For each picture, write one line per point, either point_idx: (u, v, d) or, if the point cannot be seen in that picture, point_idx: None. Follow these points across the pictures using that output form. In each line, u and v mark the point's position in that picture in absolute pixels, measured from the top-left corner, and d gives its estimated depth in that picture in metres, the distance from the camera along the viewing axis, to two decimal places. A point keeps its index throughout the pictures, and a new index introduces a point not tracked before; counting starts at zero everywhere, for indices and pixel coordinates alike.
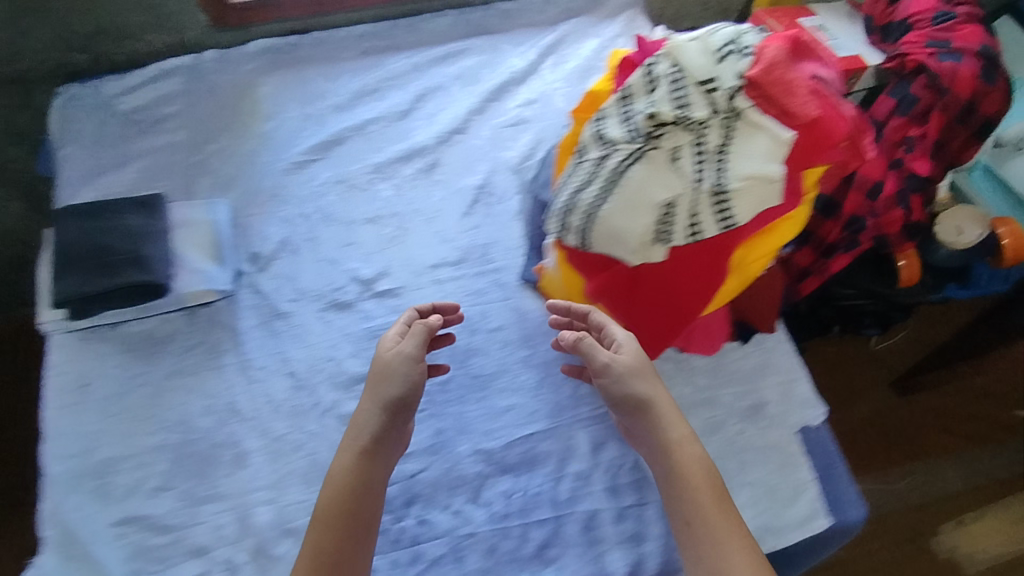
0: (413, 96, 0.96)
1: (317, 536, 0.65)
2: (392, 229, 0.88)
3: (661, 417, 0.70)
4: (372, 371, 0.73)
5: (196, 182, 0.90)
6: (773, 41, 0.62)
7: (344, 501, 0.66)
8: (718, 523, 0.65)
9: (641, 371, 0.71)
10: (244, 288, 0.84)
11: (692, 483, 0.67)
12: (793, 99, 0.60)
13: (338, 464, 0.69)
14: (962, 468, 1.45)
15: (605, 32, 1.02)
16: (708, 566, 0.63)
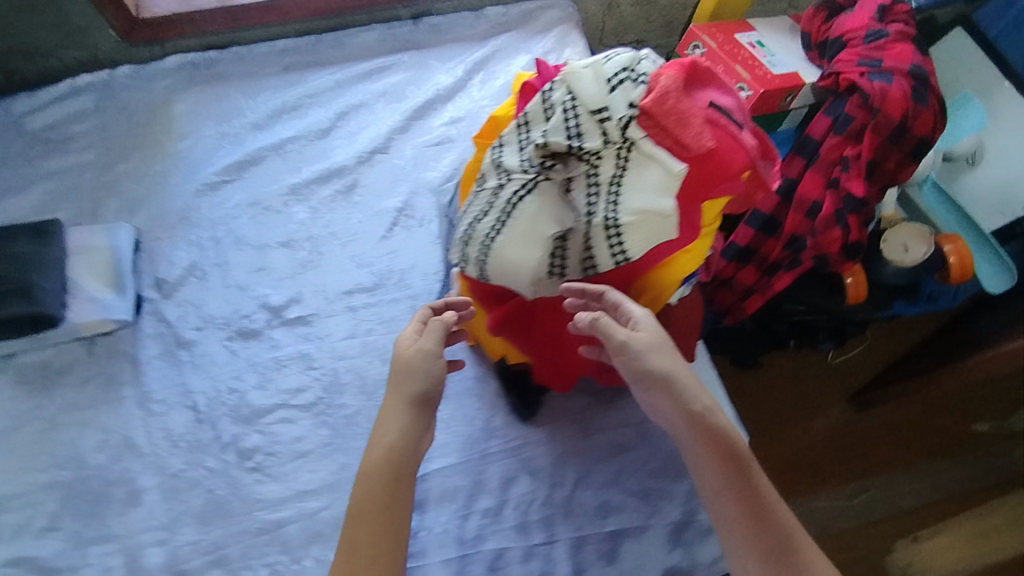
0: (334, 114, 0.93)
1: (354, 551, 0.56)
2: (305, 253, 0.85)
3: (687, 390, 0.61)
4: (393, 369, 0.63)
5: (103, 205, 0.86)
6: (669, 68, 0.60)
7: (377, 513, 0.58)
8: (755, 496, 0.59)
9: (663, 341, 0.62)
10: (146, 316, 0.81)
11: (724, 460, 0.60)
12: (687, 129, 0.58)
13: (362, 473, 0.60)
14: (919, 484, 1.39)
15: (536, 48, 0.99)
16: (763, 533, 0.58)
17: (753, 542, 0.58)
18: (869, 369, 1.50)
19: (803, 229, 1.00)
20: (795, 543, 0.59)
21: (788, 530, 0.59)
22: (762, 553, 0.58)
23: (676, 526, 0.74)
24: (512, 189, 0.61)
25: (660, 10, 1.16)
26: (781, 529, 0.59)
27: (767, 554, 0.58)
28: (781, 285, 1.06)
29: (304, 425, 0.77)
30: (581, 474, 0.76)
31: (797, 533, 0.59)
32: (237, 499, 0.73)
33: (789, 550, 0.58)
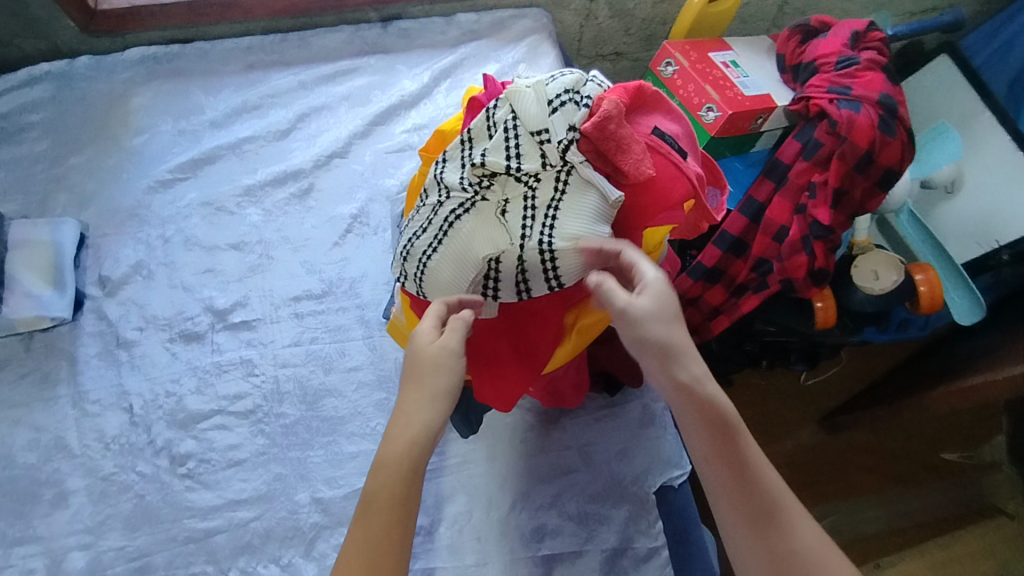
0: (295, 115, 0.92)
1: (363, 556, 0.50)
2: (255, 256, 0.84)
3: (675, 356, 0.54)
4: (413, 361, 0.56)
5: (52, 197, 0.85)
6: (612, 91, 0.59)
7: (391, 517, 0.51)
8: (743, 470, 0.53)
9: (667, 306, 0.55)
10: (88, 314, 0.80)
11: (710, 433, 0.53)
12: (627, 156, 0.56)
13: (378, 469, 0.53)
14: (883, 509, 1.36)
15: (506, 57, 0.98)
16: (743, 495, 0.52)
17: (737, 515, 0.52)
18: (842, 393, 1.47)
19: (769, 252, 0.99)
20: (788, 517, 0.52)
21: (779, 503, 0.52)
22: (746, 528, 0.52)
23: (615, 555, 0.72)
24: (451, 207, 0.60)
25: (638, 24, 1.15)
26: (771, 504, 0.52)
27: (750, 518, 0.52)
28: (748, 307, 1.05)
29: (241, 433, 0.75)
30: (519, 496, 0.75)
31: (789, 505, 0.52)
32: (167, 506, 0.71)
33: (773, 512, 0.52)
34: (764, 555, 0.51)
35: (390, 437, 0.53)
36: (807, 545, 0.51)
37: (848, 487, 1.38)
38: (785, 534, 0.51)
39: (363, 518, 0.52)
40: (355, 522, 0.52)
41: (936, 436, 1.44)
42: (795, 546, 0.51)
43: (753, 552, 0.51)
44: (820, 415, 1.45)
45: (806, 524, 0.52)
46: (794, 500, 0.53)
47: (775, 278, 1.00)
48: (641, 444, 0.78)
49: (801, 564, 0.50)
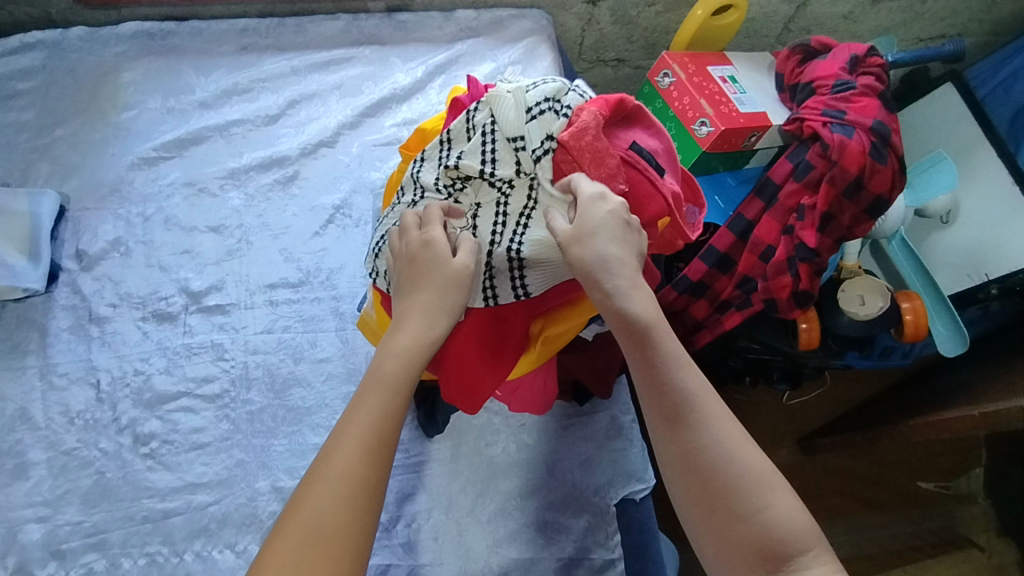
0: (285, 101, 0.93)
1: (368, 423, 0.50)
2: (233, 240, 0.84)
3: (601, 269, 0.51)
4: (430, 270, 0.54)
5: (35, 167, 0.86)
6: (593, 101, 0.57)
7: (397, 397, 0.51)
8: (659, 376, 0.52)
9: (595, 221, 0.52)
10: (62, 286, 0.80)
11: (626, 339, 0.52)
12: (600, 169, 0.56)
13: (387, 353, 0.52)
14: (855, 533, 1.36)
15: (502, 57, 0.99)
16: (657, 400, 0.52)
17: (651, 417, 0.53)
18: (823, 415, 1.47)
19: (754, 271, 0.99)
20: (702, 418, 0.52)
21: (692, 407, 0.52)
22: (659, 430, 0.52)
23: (571, 564, 0.72)
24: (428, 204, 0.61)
25: (640, 31, 1.15)
26: (685, 411, 0.52)
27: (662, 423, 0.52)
28: (730, 324, 1.05)
29: (206, 416, 0.75)
30: (480, 498, 0.74)
31: (705, 408, 0.52)
32: (126, 485, 0.71)
33: (686, 416, 0.52)
34: (675, 460, 0.52)
35: (399, 326, 0.53)
36: (720, 447, 0.51)
37: (822, 510, 1.37)
38: (696, 437, 0.51)
39: (368, 394, 0.51)
40: (357, 396, 0.52)
41: (912, 464, 1.44)
42: (705, 448, 0.51)
43: (665, 456, 0.52)
44: (800, 436, 1.44)
45: (721, 425, 0.52)
46: (712, 403, 0.53)
47: (758, 296, 1.00)
48: (604, 455, 0.78)
49: (712, 468, 0.51)
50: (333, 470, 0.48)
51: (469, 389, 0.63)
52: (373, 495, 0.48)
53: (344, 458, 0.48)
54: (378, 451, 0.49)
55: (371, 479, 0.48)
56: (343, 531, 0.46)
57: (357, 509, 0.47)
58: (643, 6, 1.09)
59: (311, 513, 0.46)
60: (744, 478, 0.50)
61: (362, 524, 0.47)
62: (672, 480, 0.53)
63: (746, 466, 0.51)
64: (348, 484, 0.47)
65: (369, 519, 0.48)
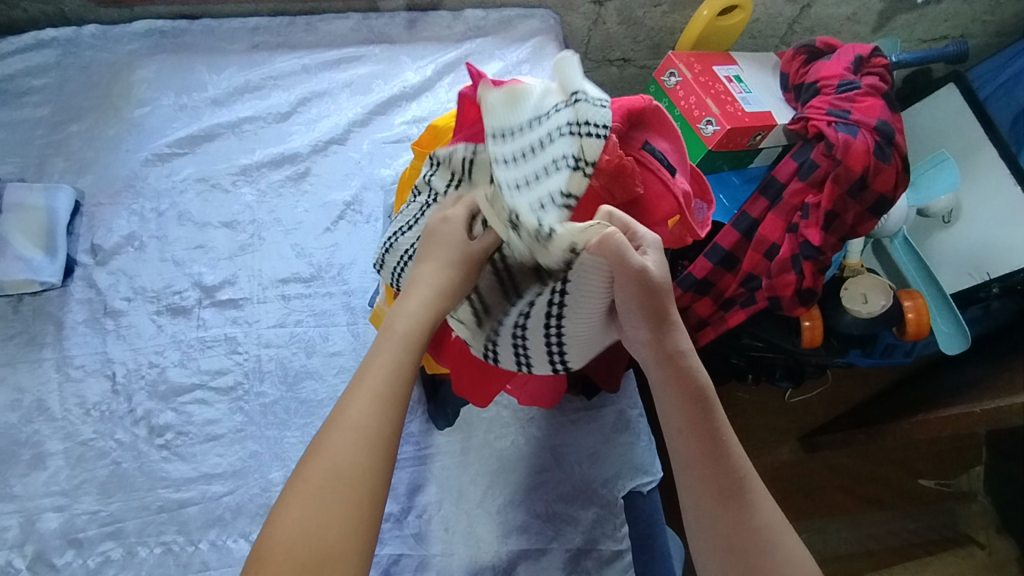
0: (296, 99, 0.94)
1: (382, 377, 0.50)
2: (246, 236, 0.86)
3: (672, 330, 0.54)
4: (445, 241, 0.55)
5: (49, 163, 0.87)
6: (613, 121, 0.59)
7: (410, 351, 0.52)
8: (718, 449, 0.55)
9: (666, 279, 0.53)
10: (77, 281, 0.81)
11: (688, 403, 0.55)
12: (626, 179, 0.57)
13: (400, 313, 0.53)
14: (855, 530, 1.38)
15: (510, 56, 1.00)
16: (711, 474, 0.55)
17: (708, 488, 0.55)
18: (825, 413, 1.48)
19: (759, 269, 1.00)
20: (751, 495, 0.55)
21: (745, 482, 0.55)
22: (714, 502, 0.55)
23: (579, 554, 0.73)
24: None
25: (646, 32, 1.16)
26: (734, 478, 0.55)
27: (716, 493, 0.55)
28: (734, 322, 1.06)
29: (219, 409, 0.76)
30: (489, 491, 0.76)
31: (751, 478, 0.56)
32: (142, 475, 0.72)
33: (736, 491, 0.55)
34: (723, 525, 0.55)
35: (411, 290, 0.54)
36: (767, 520, 0.55)
37: (823, 506, 1.39)
38: (746, 510, 0.55)
39: (380, 350, 0.52)
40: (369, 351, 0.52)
41: (914, 463, 1.45)
42: (755, 522, 0.54)
43: (718, 525, 0.55)
44: (802, 433, 1.46)
45: (763, 496, 0.56)
46: (755, 474, 0.57)
47: (762, 294, 1.02)
48: (612, 448, 0.79)
49: (757, 536, 0.54)
50: (347, 420, 0.49)
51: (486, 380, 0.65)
52: (386, 445, 0.49)
53: (359, 410, 0.49)
54: (391, 403, 0.50)
55: (384, 432, 0.49)
56: (358, 477, 0.47)
57: (372, 457, 0.48)
58: (650, 7, 1.10)
59: (325, 463, 0.47)
60: (788, 557, 0.54)
61: (375, 473, 0.48)
62: (713, 548, 0.55)
63: (784, 538, 0.55)
64: (362, 433, 0.48)
65: (382, 467, 0.48)
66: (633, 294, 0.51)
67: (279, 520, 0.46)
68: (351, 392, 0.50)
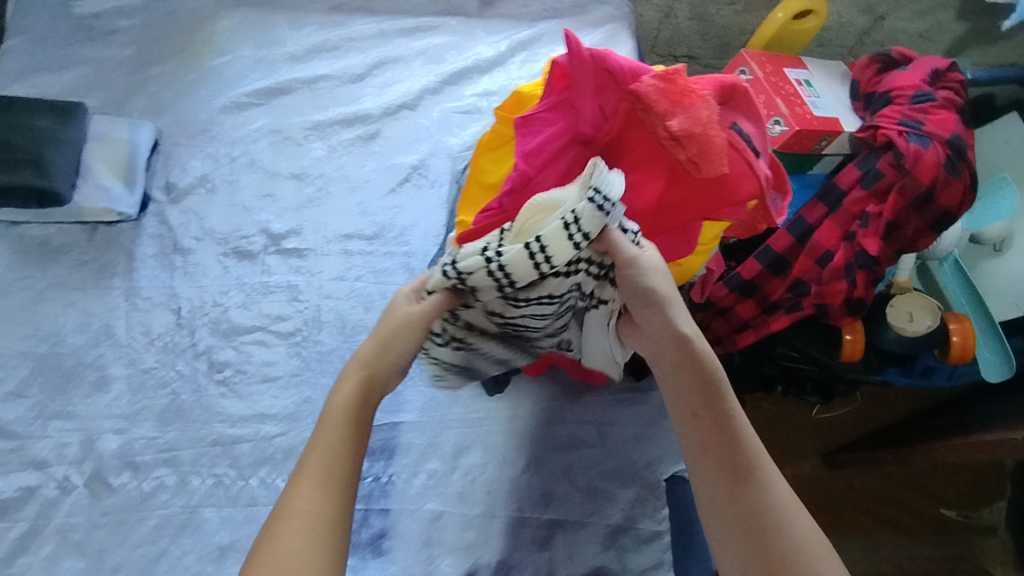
0: (371, 62, 0.95)
1: (323, 458, 0.51)
2: (313, 189, 0.87)
3: (676, 312, 0.60)
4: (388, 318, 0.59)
5: (130, 100, 0.89)
6: (655, 78, 0.59)
7: (348, 434, 0.53)
8: (726, 426, 0.57)
9: (663, 269, 0.60)
10: (150, 216, 0.83)
11: (697, 383, 0.59)
12: (711, 157, 0.58)
13: (336, 388, 0.55)
14: (870, 550, 1.38)
15: (583, 40, 1.01)
16: (722, 450, 0.57)
17: (717, 467, 0.56)
18: (850, 432, 1.49)
19: (810, 275, 1.00)
20: (764, 476, 0.56)
21: (758, 463, 0.56)
22: (723, 479, 0.56)
23: (618, 531, 0.74)
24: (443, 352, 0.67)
25: (715, 31, 1.16)
26: (747, 458, 0.56)
27: (727, 470, 0.56)
28: (777, 327, 1.06)
29: (277, 351, 0.78)
30: (533, 460, 0.77)
31: (765, 459, 0.56)
32: (199, 408, 0.74)
33: (749, 470, 0.55)
34: (735, 504, 0.55)
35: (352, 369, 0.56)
36: (781, 500, 0.55)
37: (840, 522, 1.41)
38: (759, 489, 0.55)
39: (321, 431, 0.53)
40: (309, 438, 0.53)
41: (936, 493, 1.45)
42: (768, 501, 0.54)
43: (728, 504, 0.55)
44: (825, 450, 1.47)
45: (780, 480, 0.56)
46: (769, 459, 0.57)
47: (810, 301, 1.01)
48: (656, 431, 0.80)
49: (774, 516, 0.54)
50: (291, 514, 0.48)
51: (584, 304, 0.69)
52: (335, 526, 0.49)
53: (301, 495, 0.49)
54: (337, 481, 0.50)
55: (331, 511, 0.49)
56: (313, 570, 0.46)
57: (334, 540, 0.48)
58: (723, 5, 1.11)
59: (285, 558, 0.46)
60: (806, 541, 0.53)
61: (324, 553, 0.47)
62: (729, 529, 0.55)
63: (803, 523, 0.54)
64: (309, 525, 0.48)
65: (335, 550, 0.48)
66: (631, 278, 0.59)
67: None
68: (296, 483, 0.50)
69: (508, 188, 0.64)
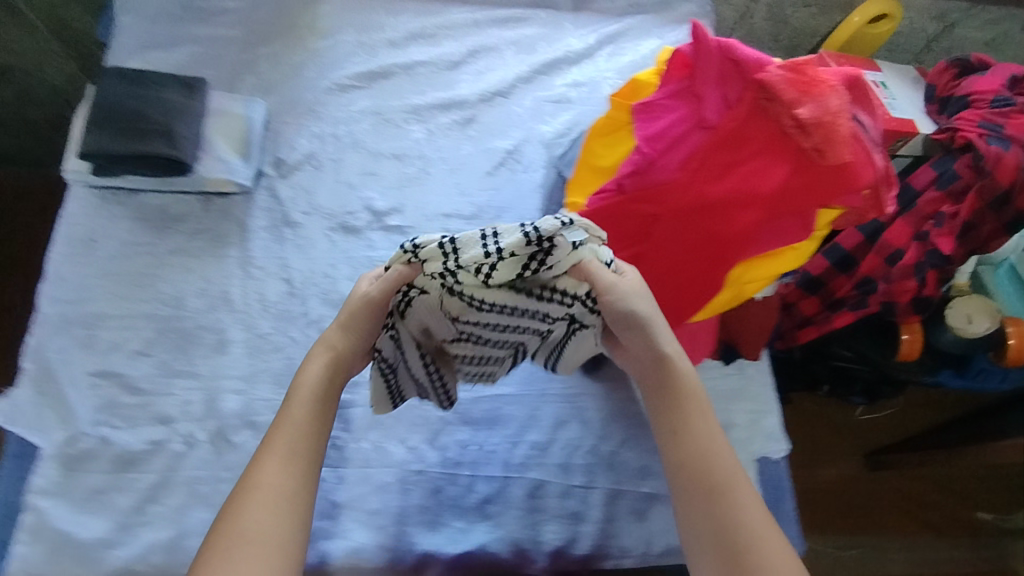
0: (466, 50, 0.99)
1: (291, 434, 0.56)
2: (414, 169, 0.91)
3: (654, 335, 0.62)
4: (347, 304, 0.61)
5: (240, 80, 0.92)
6: (784, 69, 0.63)
7: (316, 413, 0.58)
8: (701, 445, 0.60)
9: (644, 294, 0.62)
10: (262, 189, 0.86)
11: (676, 402, 0.62)
12: (836, 145, 0.61)
13: (304, 369, 0.60)
14: (908, 551, 1.40)
15: (668, 36, 1.04)
16: (698, 468, 0.58)
17: (694, 486, 0.58)
18: (890, 434, 1.50)
19: (878, 272, 1.01)
20: (740, 496, 0.57)
21: (733, 485, 0.57)
22: (699, 498, 0.57)
23: None
24: (387, 344, 0.63)
25: (788, 31, 1.19)
26: (723, 477, 0.58)
27: (704, 488, 0.57)
28: (838, 324, 1.07)
29: None
30: (628, 436, 0.81)
31: (741, 480, 0.58)
32: None
33: (725, 490, 0.57)
34: (713, 524, 0.56)
35: (317, 350, 0.60)
36: (756, 519, 0.55)
37: (879, 523, 1.42)
38: (732, 508, 0.56)
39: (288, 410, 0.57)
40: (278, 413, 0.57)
41: (971, 495, 1.47)
42: (742, 520, 0.55)
43: (705, 523, 0.56)
44: (866, 451, 1.48)
45: (755, 500, 0.57)
46: (746, 478, 0.58)
47: (877, 299, 1.02)
48: (743, 413, 0.84)
49: (748, 536, 0.54)
50: (260, 481, 0.53)
51: (691, 290, 0.69)
52: (299, 495, 0.53)
53: (269, 467, 0.53)
54: (303, 457, 0.55)
55: (296, 482, 0.54)
56: (277, 533, 0.51)
57: (296, 514, 0.52)
58: (800, 7, 1.13)
59: (247, 530, 0.50)
60: (781, 560, 0.53)
61: (289, 517, 0.52)
62: (704, 549, 0.56)
63: (779, 546, 0.54)
64: (277, 493, 0.52)
65: (299, 518, 0.52)
66: (607, 302, 0.59)
67: (216, 568, 0.48)
68: (264, 457, 0.54)
69: (629, 171, 0.67)
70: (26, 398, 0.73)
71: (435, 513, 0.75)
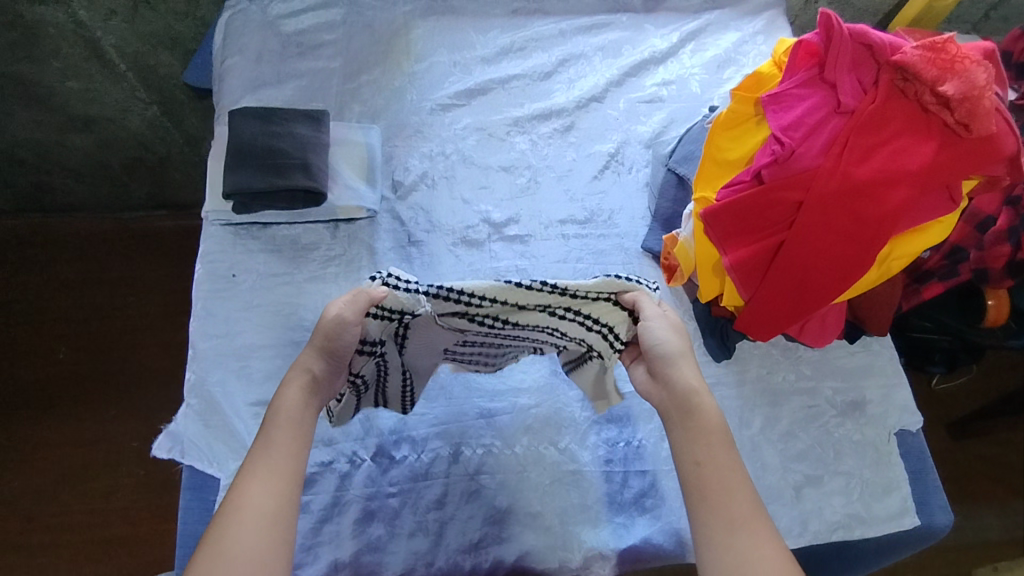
0: (556, 60, 1.01)
1: (276, 458, 0.57)
2: (524, 179, 0.93)
3: (683, 369, 0.63)
4: (319, 329, 0.62)
5: (347, 108, 0.95)
6: (920, 49, 0.64)
7: (297, 437, 0.59)
8: (720, 478, 0.58)
9: (678, 332, 0.66)
10: (384, 212, 0.89)
11: (695, 435, 0.60)
12: (981, 118, 0.62)
13: (281, 398, 0.60)
14: (1003, 517, 1.40)
15: (746, 27, 1.06)
16: (713, 503, 0.56)
17: (709, 517, 0.56)
18: (971, 402, 1.48)
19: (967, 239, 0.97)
20: (753, 532, 0.55)
21: (747, 520, 0.56)
22: (713, 530, 0.55)
23: (855, 481, 0.81)
24: (366, 366, 0.66)
25: (851, 11, 1.21)
26: (738, 513, 0.56)
27: (720, 521, 0.56)
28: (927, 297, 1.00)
29: None
30: (767, 420, 0.83)
31: (756, 518, 0.56)
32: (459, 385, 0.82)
33: (739, 526, 0.55)
34: (726, 558, 0.54)
35: (292, 376, 0.62)
36: (766, 557, 0.54)
37: (971, 493, 1.41)
38: (746, 546, 0.54)
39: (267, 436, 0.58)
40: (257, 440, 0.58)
41: None
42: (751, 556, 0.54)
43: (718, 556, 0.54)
44: (948, 421, 1.46)
45: (771, 540, 0.55)
46: (763, 517, 0.56)
47: (968, 266, 0.97)
48: (876, 389, 0.86)
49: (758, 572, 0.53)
50: (240, 503, 0.53)
51: (842, 272, 0.70)
52: (282, 517, 0.54)
53: (249, 489, 0.54)
54: (288, 478, 0.56)
55: (278, 503, 0.54)
56: (261, 558, 0.51)
57: (278, 537, 0.53)
58: None
59: (229, 550, 0.50)
60: None
61: (272, 540, 0.52)
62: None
63: None
64: (259, 515, 0.53)
65: (281, 541, 0.53)
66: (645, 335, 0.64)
67: None
68: (246, 478, 0.55)
69: (769, 161, 0.69)
70: (195, 431, 0.75)
71: (596, 509, 0.77)
